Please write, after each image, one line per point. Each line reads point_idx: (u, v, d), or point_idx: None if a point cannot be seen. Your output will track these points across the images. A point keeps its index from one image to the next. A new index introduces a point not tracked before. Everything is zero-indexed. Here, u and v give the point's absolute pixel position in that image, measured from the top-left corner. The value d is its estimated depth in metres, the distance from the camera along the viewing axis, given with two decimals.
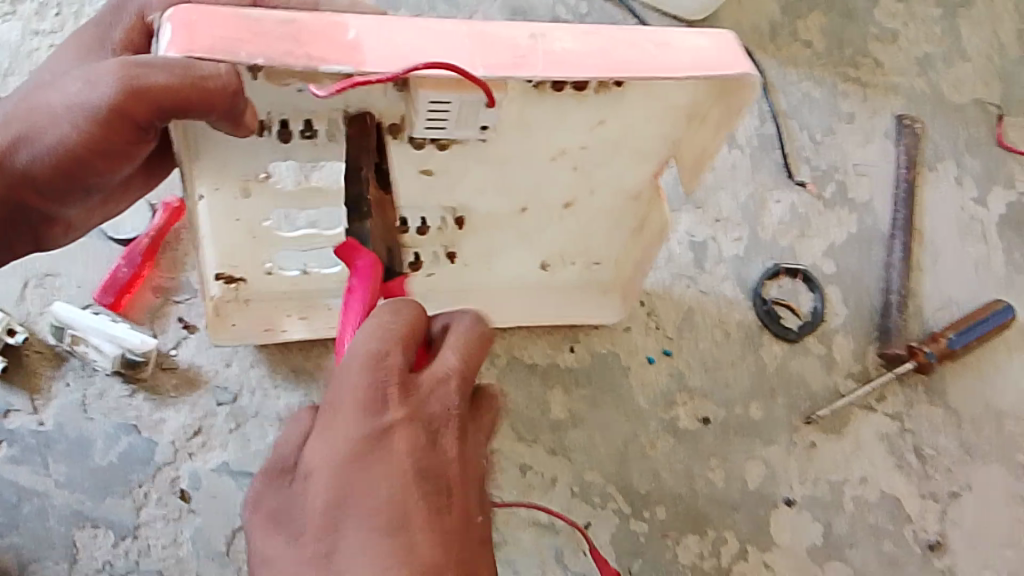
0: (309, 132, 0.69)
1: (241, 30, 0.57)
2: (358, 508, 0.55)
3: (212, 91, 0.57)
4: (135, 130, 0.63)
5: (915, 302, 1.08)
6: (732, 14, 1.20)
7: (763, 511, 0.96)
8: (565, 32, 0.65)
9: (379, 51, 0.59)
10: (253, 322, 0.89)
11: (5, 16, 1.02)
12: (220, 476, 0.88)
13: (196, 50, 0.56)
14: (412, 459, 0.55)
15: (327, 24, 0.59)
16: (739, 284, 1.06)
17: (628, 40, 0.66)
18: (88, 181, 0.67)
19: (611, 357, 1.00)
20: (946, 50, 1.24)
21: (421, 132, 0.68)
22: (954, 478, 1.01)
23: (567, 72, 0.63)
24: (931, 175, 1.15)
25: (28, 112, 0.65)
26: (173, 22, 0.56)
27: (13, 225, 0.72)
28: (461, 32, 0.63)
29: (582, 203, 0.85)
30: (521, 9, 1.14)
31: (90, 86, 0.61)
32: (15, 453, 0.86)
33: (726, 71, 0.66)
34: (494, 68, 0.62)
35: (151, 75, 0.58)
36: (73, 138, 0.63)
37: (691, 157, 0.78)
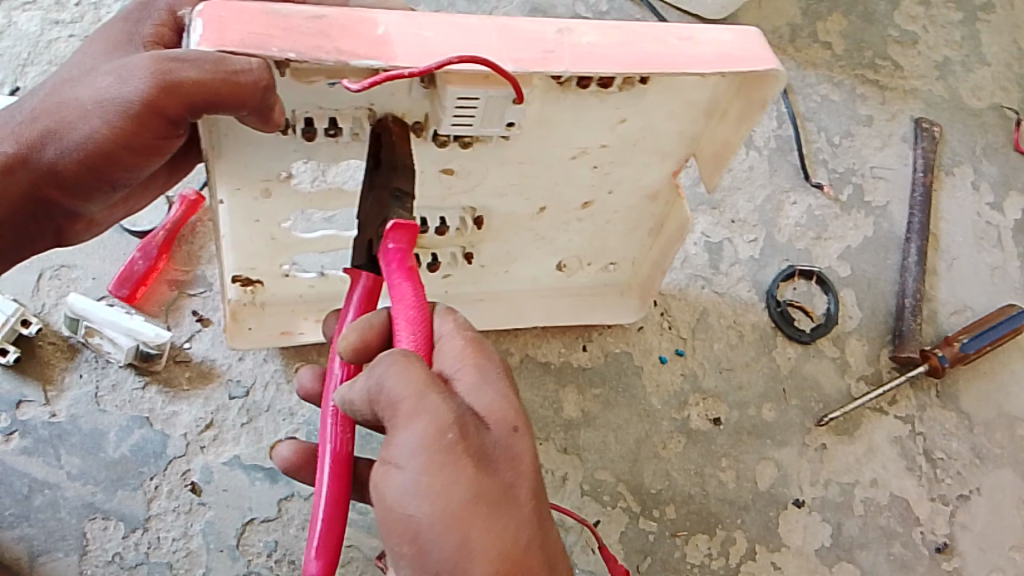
0: (332, 130, 0.68)
1: (270, 25, 0.57)
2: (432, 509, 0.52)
3: (244, 87, 0.57)
4: (166, 124, 0.62)
5: (929, 306, 1.07)
6: (752, 15, 1.20)
7: (774, 513, 0.96)
8: (591, 27, 0.64)
9: (407, 46, 0.59)
10: (270, 326, 0.88)
11: (25, 6, 1.01)
12: (232, 470, 0.88)
13: (227, 46, 0.56)
14: (449, 456, 0.53)
15: (355, 20, 0.59)
16: (755, 286, 1.05)
17: (651, 35, 0.65)
18: (114, 176, 0.67)
19: (625, 357, 1.00)
20: (965, 55, 1.23)
21: (447, 128, 0.68)
22: (964, 483, 1.01)
23: (593, 67, 0.63)
24: (947, 179, 1.14)
25: (56, 106, 0.65)
26: (203, 18, 0.57)
27: (34, 218, 0.71)
28: (488, 26, 0.62)
29: (601, 204, 0.84)
30: (541, 6, 1.13)
31: (122, 81, 0.61)
32: (27, 445, 0.86)
33: (750, 66, 0.66)
34: (523, 63, 0.61)
35: (185, 70, 0.58)
36: (102, 132, 0.63)
37: (712, 152, 0.77)
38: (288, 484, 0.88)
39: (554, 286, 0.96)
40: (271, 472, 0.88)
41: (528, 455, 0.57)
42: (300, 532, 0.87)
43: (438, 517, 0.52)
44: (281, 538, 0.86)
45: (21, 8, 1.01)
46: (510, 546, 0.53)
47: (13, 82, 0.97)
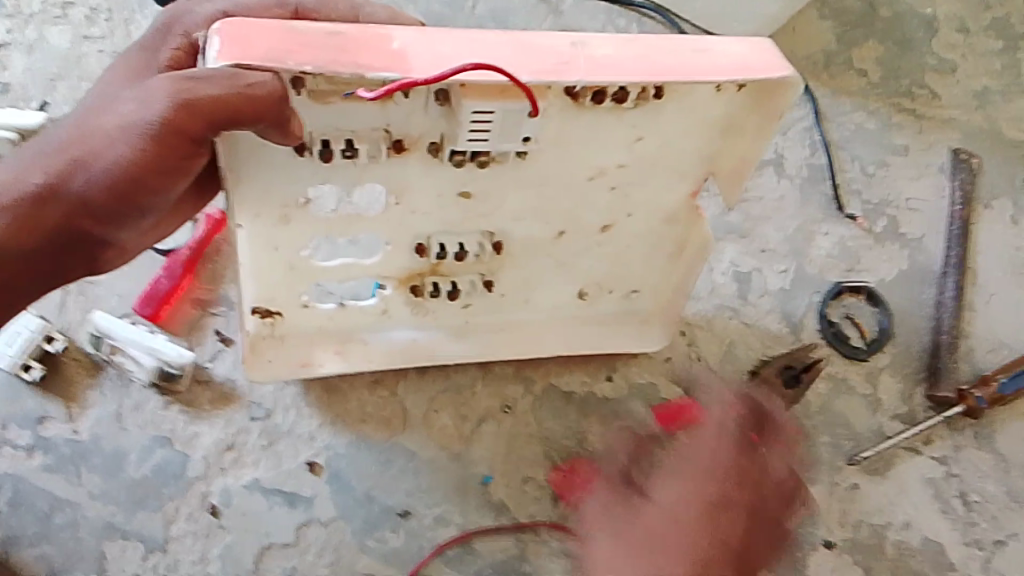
0: (350, 152, 0.68)
1: (287, 40, 0.58)
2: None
3: (260, 97, 0.57)
4: (189, 143, 0.61)
5: (965, 342, 1.04)
6: (785, 41, 1.18)
7: (802, 553, 0.94)
8: (605, 40, 0.63)
9: (423, 59, 0.59)
10: (289, 357, 0.88)
11: (55, 21, 1.03)
12: (251, 493, 0.87)
13: (248, 59, 0.57)
14: None
15: (371, 36, 0.60)
16: (784, 318, 1.03)
17: (666, 47, 0.65)
18: (143, 202, 0.64)
19: (649, 388, 0.99)
20: (1005, 84, 1.20)
21: (464, 145, 0.67)
22: (1000, 527, 0.98)
23: (610, 76, 0.62)
24: (986, 213, 1.11)
25: (84, 136, 0.65)
26: (221, 36, 0.58)
27: (63, 254, 0.67)
28: (504, 41, 0.62)
29: (621, 227, 0.83)
30: (571, 29, 1.12)
31: (145, 105, 0.60)
32: (49, 462, 0.86)
33: (765, 73, 0.65)
34: (539, 74, 0.60)
35: (200, 87, 0.58)
36: (128, 158, 0.61)
37: (730, 168, 0.77)
38: (307, 510, 0.88)
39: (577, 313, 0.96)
40: (290, 497, 0.88)
41: None
42: (318, 559, 0.86)
43: None
44: (298, 565, 0.85)
45: (51, 22, 1.03)
46: None
47: (41, 97, 0.98)
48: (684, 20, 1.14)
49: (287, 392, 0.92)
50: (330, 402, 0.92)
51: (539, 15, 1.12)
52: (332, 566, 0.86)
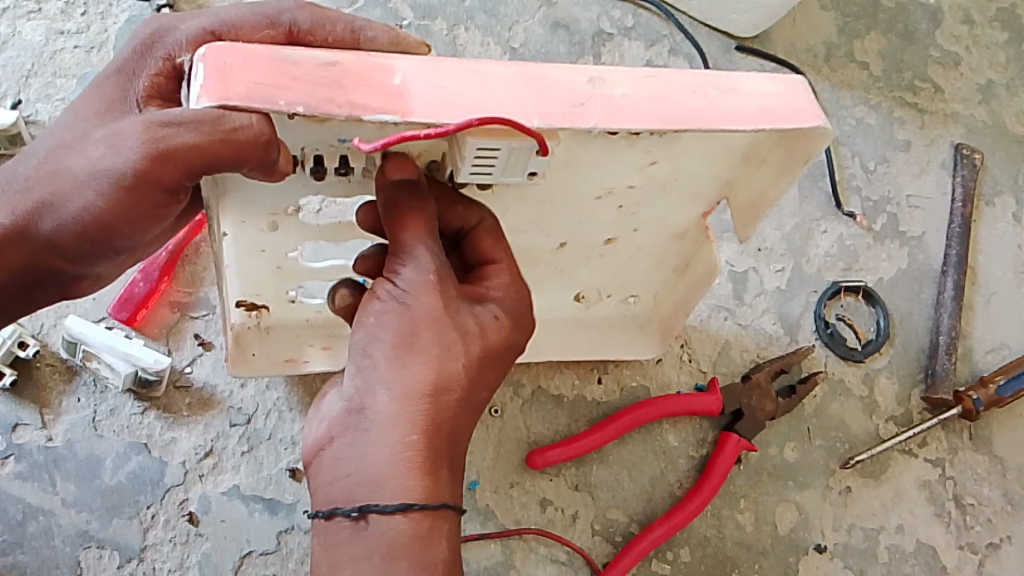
0: (344, 170, 0.63)
1: (278, 74, 0.52)
2: (405, 521, 0.55)
3: (243, 144, 0.53)
4: (163, 193, 0.60)
5: (964, 343, 1.03)
6: (787, 32, 1.13)
7: (793, 558, 0.93)
8: (625, 76, 0.58)
9: (426, 98, 0.54)
10: (275, 353, 0.85)
11: (30, 15, 0.98)
12: (231, 500, 0.85)
13: (230, 98, 0.51)
14: (425, 407, 0.56)
15: (370, 68, 0.54)
16: (780, 319, 1.01)
17: (690, 86, 0.60)
18: (116, 244, 0.65)
19: (640, 391, 0.96)
20: (1011, 78, 1.16)
21: (465, 176, 0.62)
22: (995, 531, 0.97)
23: (626, 124, 0.58)
24: (987, 210, 1.09)
25: (52, 176, 0.63)
26: (204, 64, 0.52)
27: (38, 285, 0.70)
28: (515, 74, 0.57)
29: (624, 241, 0.80)
30: (563, 20, 1.08)
31: (114, 151, 0.58)
32: (22, 470, 0.84)
33: (794, 123, 0.61)
34: (549, 118, 0.56)
35: (175, 135, 0.55)
36: (97, 204, 0.61)
37: (745, 199, 0.73)
38: (289, 516, 0.85)
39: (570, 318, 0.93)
40: (271, 503, 0.86)
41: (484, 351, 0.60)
42: (300, 566, 0.84)
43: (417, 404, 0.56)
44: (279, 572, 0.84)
45: (26, 17, 0.98)
46: (449, 373, 0.57)
47: (16, 94, 0.95)
48: (678, 12, 1.10)
49: (268, 396, 0.89)
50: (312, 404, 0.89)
51: (531, 6, 1.08)
52: None
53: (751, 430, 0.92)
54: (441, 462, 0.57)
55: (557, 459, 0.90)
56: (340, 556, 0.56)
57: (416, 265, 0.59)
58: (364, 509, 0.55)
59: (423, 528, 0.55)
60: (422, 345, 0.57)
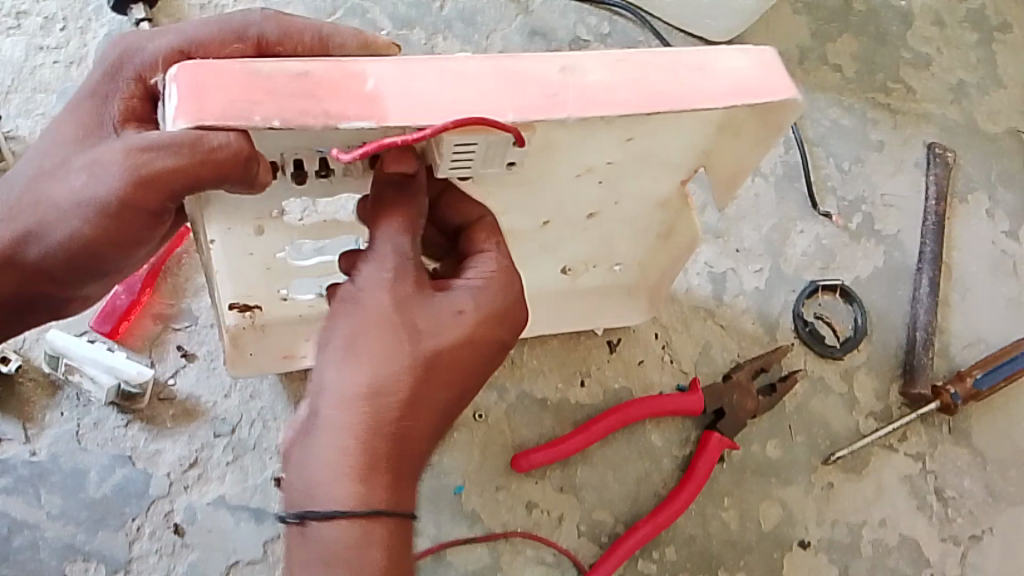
0: (325, 171, 0.64)
1: (252, 89, 0.53)
2: (338, 530, 0.56)
3: (223, 161, 0.54)
4: (147, 217, 0.60)
5: (941, 338, 1.04)
6: (759, 36, 1.16)
7: (778, 555, 0.94)
8: (597, 62, 0.60)
9: (402, 100, 0.55)
10: (270, 348, 0.86)
11: (10, 31, 0.99)
12: (217, 510, 0.85)
13: (207, 119, 0.52)
14: (367, 410, 0.57)
15: (342, 74, 0.55)
16: (760, 317, 1.02)
17: (661, 66, 0.61)
18: (103, 267, 0.66)
19: (624, 392, 0.97)
20: (981, 77, 1.18)
21: (444, 170, 0.63)
22: (977, 523, 0.98)
23: (601, 109, 0.59)
24: (961, 207, 1.10)
25: (36, 204, 0.63)
26: (178, 84, 0.52)
27: (25, 309, 0.70)
28: (488, 70, 0.58)
29: (607, 214, 0.81)
30: (541, 28, 1.10)
31: (98, 179, 0.59)
32: (6, 484, 0.84)
33: (766, 96, 0.62)
34: (525, 112, 0.58)
35: (158, 159, 0.56)
36: (83, 232, 0.61)
37: (727, 169, 0.74)
38: (274, 525, 0.86)
39: (560, 290, 0.94)
40: (258, 512, 0.86)
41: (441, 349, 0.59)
42: None
43: (359, 408, 0.57)
44: None
45: (5, 33, 0.99)
46: (392, 377, 0.57)
47: None
48: (654, 18, 1.11)
49: (252, 406, 0.89)
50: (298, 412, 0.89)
51: (509, 14, 1.10)
52: None
53: (733, 427, 0.94)
54: (385, 466, 0.57)
55: (541, 461, 0.90)
56: (291, 557, 0.58)
57: (373, 264, 0.59)
58: (302, 515, 0.56)
59: (357, 535, 0.56)
60: (367, 346, 0.58)
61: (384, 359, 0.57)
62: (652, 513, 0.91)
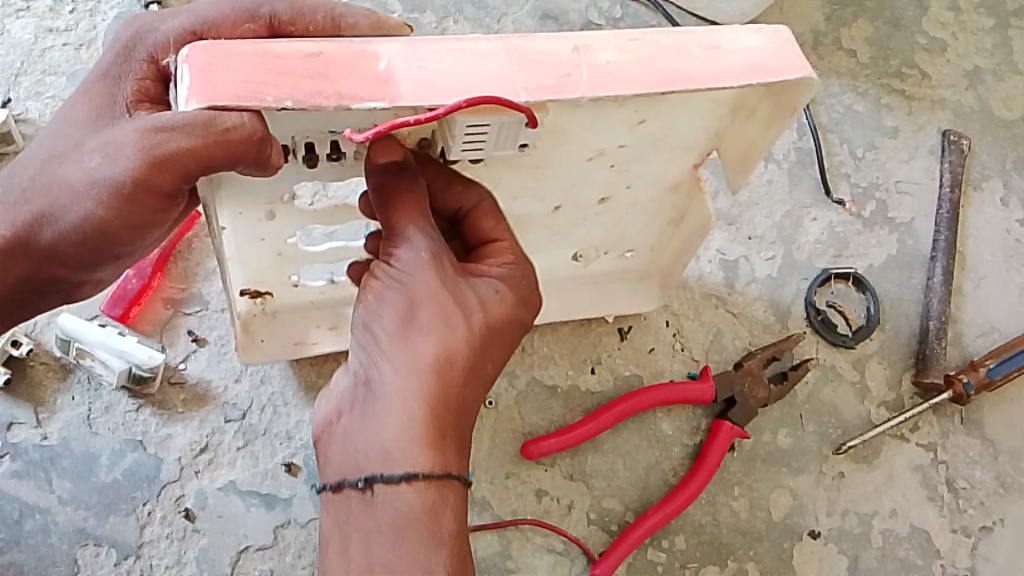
0: (336, 154, 0.64)
1: (264, 70, 0.52)
2: (410, 491, 0.55)
3: (238, 142, 0.53)
4: (162, 199, 0.60)
5: (954, 327, 1.03)
6: (774, 21, 1.14)
7: (788, 544, 0.94)
8: (610, 42, 0.59)
9: (413, 80, 0.54)
10: (282, 336, 0.86)
11: (20, 13, 0.98)
12: (228, 495, 0.85)
13: (219, 100, 0.51)
14: (430, 380, 0.57)
15: (354, 54, 0.54)
16: (772, 306, 1.01)
17: (674, 46, 0.60)
18: (116, 250, 0.65)
19: (634, 379, 0.97)
20: (997, 63, 1.16)
21: (457, 153, 0.63)
22: (988, 513, 0.98)
23: (614, 88, 0.57)
24: (976, 195, 1.09)
25: (49, 186, 0.62)
26: (189, 65, 0.52)
27: (37, 294, 0.70)
28: (500, 50, 0.57)
29: (619, 198, 0.80)
30: (552, 12, 1.09)
31: (111, 160, 0.58)
32: (18, 468, 0.84)
33: (782, 75, 0.61)
34: (537, 91, 0.56)
35: (173, 140, 0.55)
36: (97, 214, 0.61)
37: (737, 152, 0.73)
38: (284, 510, 0.86)
39: (570, 277, 0.94)
40: (268, 497, 0.86)
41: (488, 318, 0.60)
42: (297, 560, 0.84)
43: (421, 379, 0.57)
44: (276, 567, 0.84)
45: (15, 14, 0.98)
46: (451, 346, 0.58)
47: (5, 92, 0.95)
48: (668, 2, 1.10)
49: (262, 391, 0.89)
50: (307, 397, 0.89)
51: None
52: (311, 568, 0.84)
53: (743, 414, 0.93)
54: (450, 434, 0.57)
55: (551, 448, 0.90)
56: (350, 525, 0.57)
57: (410, 244, 0.59)
58: (370, 479, 0.56)
59: (427, 500, 0.56)
60: (423, 321, 0.58)
61: (440, 331, 0.58)
62: (661, 501, 0.91)
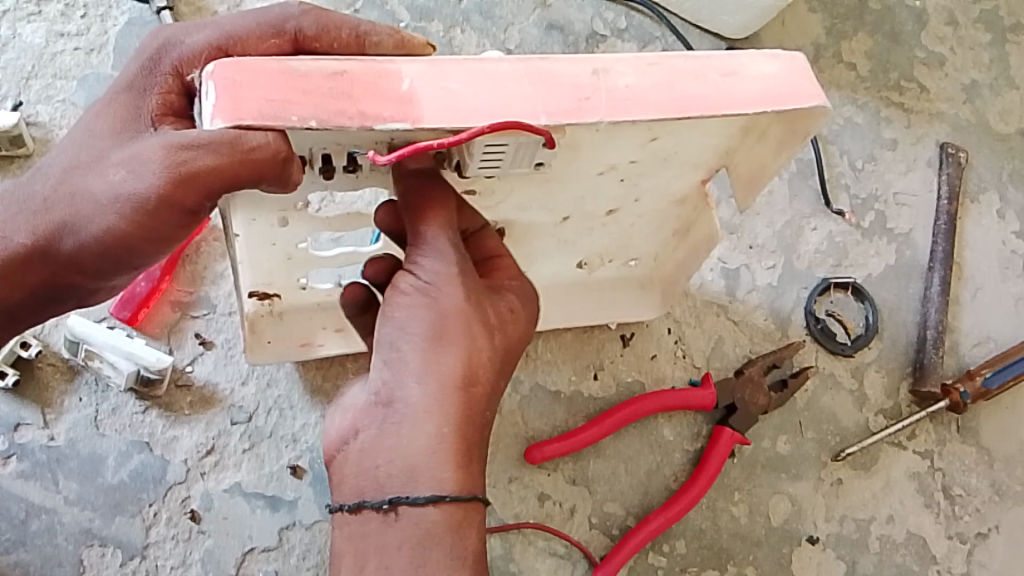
0: (353, 167, 0.65)
1: (289, 89, 0.54)
2: (437, 511, 0.57)
3: (262, 161, 0.55)
4: (185, 216, 0.60)
5: (951, 337, 1.05)
6: (776, 33, 1.15)
7: (787, 549, 0.95)
8: (629, 65, 0.60)
9: (435, 101, 0.56)
10: (289, 336, 0.86)
11: (30, 17, 0.99)
12: (233, 497, 0.86)
13: (244, 118, 0.53)
14: (461, 395, 0.59)
15: (377, 74, 0.56)
16: (772, 314, 1.02)
17: (693, 71, 0.62)
18: (134, 263, 0.65)
19: (636, 385, 0.98)
20: (994, 77, 1.18)
21: (474, 169, 0.65)
22: (983, 521, 0.99)
23: (632, 113, 0.60)
24: (973, 207, 1.11)
25: (70, 198, 0.63)
26: (214, 82, 0.53)
27: (51, 298, 0.70)
28: (521, 72, 0.58)
29: (626, 213, 0.81)
30: (558, 22, 1.10)
31: (136, 176, 0.59)
32: (24, 468, 0.84)
33: (795, 102, 0.63)
34: (557, 115, 0.58)
35: (197, 158, 0.56)
36: (119, 228, 0.61)
37: (747, 170, 0.74)
38: (289, 513, 0.86)
39: (574, 284, 0.95)
40: (272, 500, 0.86)
41: (504, 340, 0.63)
42: (302, 562, 0.85)
43: (451, 394, 0.58)
44: (280, 568, 0.85)
45: (25, 18, 0.99)
46: (480, 364, 0.60)
47: (16, 96, 0.96)
48: (671, 14, 1.12)
49: (268, 394, 0.89)
50: (313, 400, 0.90)
51: (527, 8, 1.10)
52: (316, 570, 0.85)
53: (744, 422, 0.94)
54: (474, 449, 0.59)
55: (554, 453, 0.91)
56: (369, 543, 0.58)
57: (435, 258, 0.62)
58: (396, 500, 0.57)
59: (449, 520, 0.57)
60: (453, 336, 0.59)
61: (470, 347, 0.60)
62: (662, 505, 0.92)
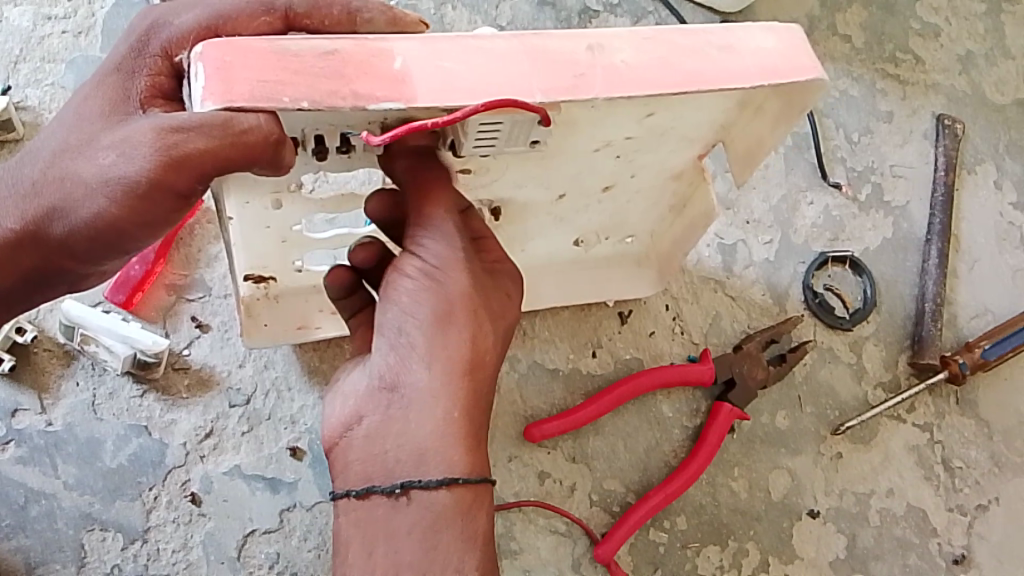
0: (345, 148, 0.64)
1: (281, 69, 0.53)
2: (449, 496, 0.57)
3: (253, 144, 0.54)
4: (176, 199, 0.59)
5: (949, 309, 1.05)
6: (770, 5, 1.14)
7: (787, 524, 0.95)
8: (624, 41, 0.60)
9: (429, 80, 0.56)
10: (284, 318, 0.86)
11: (18, 0, 0.98)
12: (233, 480, 0.86)
13: (236, 99, 0.53)
14: (467, 379, 0.59)
15: (371, 53, 0.55)
16: (769, 289, 1.02)
17: (689, 46, 0.61)
18: (126, 248, 0.65)
19: (635, 362, 0.98)
20: (989, 48, 1.17)
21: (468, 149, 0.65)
22: (983, 492, 0.99)
23: (629, 88, 0.59)
24: (969, 178, 1.10)
25: (61, 182, 0.62)
26: (205, 64, 0.53)
27: (44, 285, 0.70)
28: (517, 49, 0.58)
29: (623, 188, 0.81)
30: None
31: (126, 158, 0.58)
32: (23, 454, 0.84)
33: (794, 77, 0.62)
34: (553, 92, 0.58)
35: (190, 140, 0.55)
36: (109, 211, 0.60)
37: (744, 149, 0.74)
38: (289, 494, 0.86)
39: (570, 261, 0.94)
40: (272, 481, 0.86)
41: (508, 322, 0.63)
42: (303, 543, 0.85)
43: (458, 379, 0.58)
44: (282, 550, 0.85)
45: (13, 2, 0.98)
46: (485, 349, 0.60)
47: (5, 80, 0.95)
48: None
49: (266, 375, 0.89)
50: (311, 381, 0.89)
51: None
52: (317, 551, 0.85)
53: (742, 396, 0.93)
54: (479, 433, 0.60)
55: (552, 431, 0.91)
56: (373, 529, 0.58)
57: (440, 245, 0.61)
58: (407, 485, 0.57)
59: (462, 504, 0.58)
60: (459, 321, 0.59)
61: (475, 333, 0.60)
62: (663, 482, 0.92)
